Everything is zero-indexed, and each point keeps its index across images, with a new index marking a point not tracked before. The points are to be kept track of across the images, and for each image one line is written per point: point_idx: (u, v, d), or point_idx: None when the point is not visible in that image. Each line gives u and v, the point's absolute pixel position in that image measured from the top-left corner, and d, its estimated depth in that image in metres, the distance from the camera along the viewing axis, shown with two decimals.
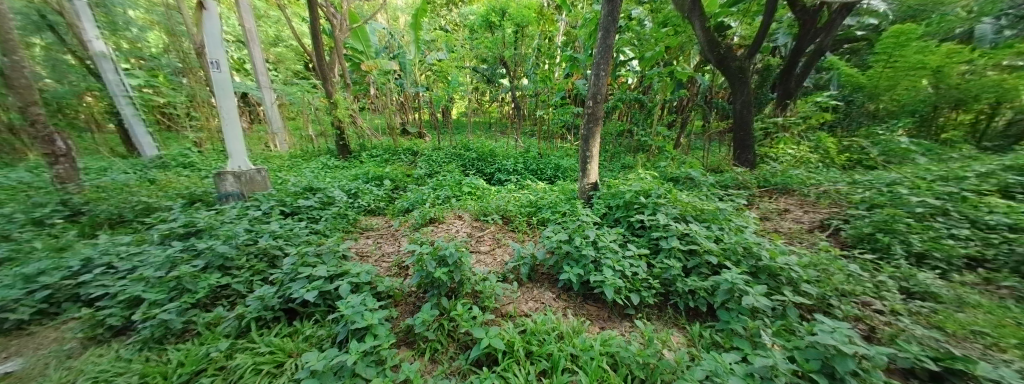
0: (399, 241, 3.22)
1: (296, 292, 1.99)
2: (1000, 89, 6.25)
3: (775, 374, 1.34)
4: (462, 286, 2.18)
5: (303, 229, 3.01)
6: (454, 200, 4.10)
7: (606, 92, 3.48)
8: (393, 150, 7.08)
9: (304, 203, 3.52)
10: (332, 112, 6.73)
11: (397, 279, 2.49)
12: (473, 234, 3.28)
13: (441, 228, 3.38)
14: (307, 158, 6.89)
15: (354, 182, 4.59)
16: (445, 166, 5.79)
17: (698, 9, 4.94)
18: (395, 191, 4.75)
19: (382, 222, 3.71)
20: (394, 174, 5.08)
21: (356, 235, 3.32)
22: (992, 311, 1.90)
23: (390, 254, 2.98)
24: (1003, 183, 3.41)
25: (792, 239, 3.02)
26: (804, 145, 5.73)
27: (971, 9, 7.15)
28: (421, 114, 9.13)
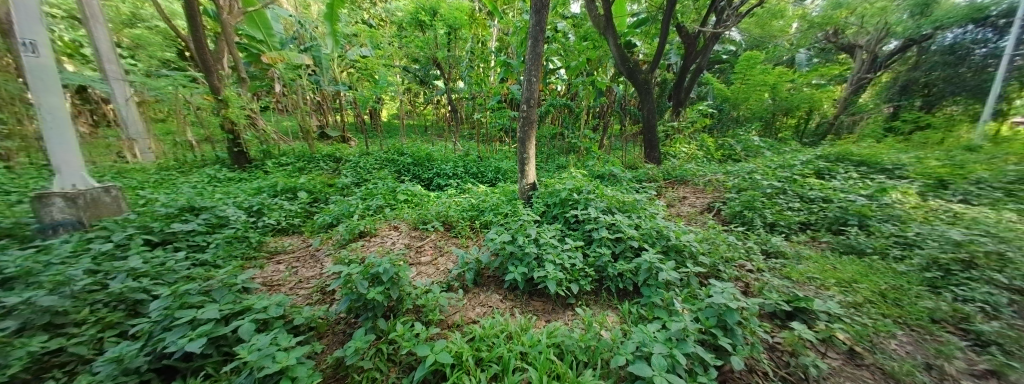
0: (321, 263, 2.87)
1: (172, 345, 1.42)
2: (812, 100, 8.87)
3: (686, 334, 1.60)
4: (400, 303, 2.04)
5: (182, 261, 2.41)
6: (388, 209, 3.87)
7: (538, 97, 3.69)
8: (309, 157, 6.30)
9: (180, 226, 2.82)
10: (220, 112, 5.66)
11: (322, 306, 2.20)
12: (411, 244, 3.14)
13: (374, 243, 3.15)
14: (186, 170, 5.65)
15: (256, 197, 3.94)
16: (375, 172, 5.42)
17: (611, 28, 5.66)
18: (313, 203, 4.24)
19: (297, 244, 3.27)
20: (311, 185, 4.53)
21: (263, 262, 2.86)
22: (817, 260, 2.61)
23: (312, 278, 2.64)
24: (818, 169, 4.71)
25: (689, 220, 3.66)
26: (692, 144, 6.96)
27: (792, 41, 9.76)
28: (342, 116, 8.32)
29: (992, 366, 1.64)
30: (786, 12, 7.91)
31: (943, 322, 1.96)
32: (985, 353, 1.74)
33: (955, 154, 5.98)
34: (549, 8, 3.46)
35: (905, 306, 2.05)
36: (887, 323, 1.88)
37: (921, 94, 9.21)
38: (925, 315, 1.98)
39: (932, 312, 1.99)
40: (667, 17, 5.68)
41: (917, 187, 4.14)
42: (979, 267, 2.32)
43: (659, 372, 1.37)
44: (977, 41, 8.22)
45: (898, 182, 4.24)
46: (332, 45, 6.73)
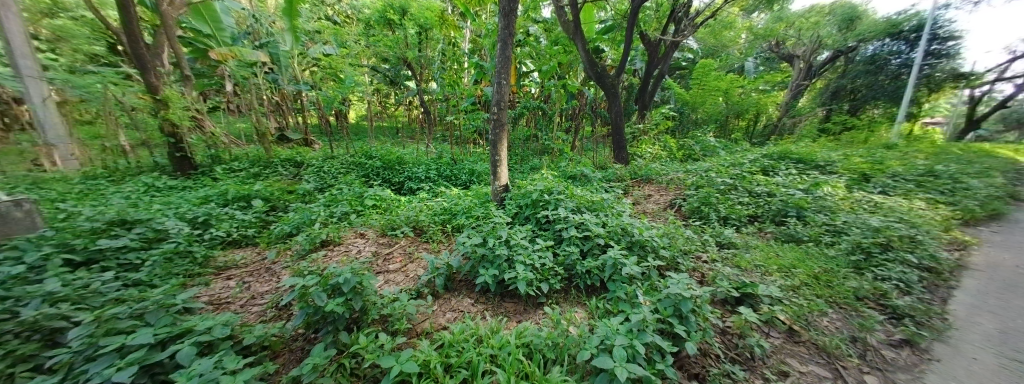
0: (276, 276, 2.68)
1: (95, 377, 1.25)
2: (759, 105, 9.69)
3: (645, 324, 1.66)
4: (365, 314, 1.91)
5: (110, 283, 2.12)
6: (354, 215, 3.71)
7: (509, 99, 3.72)
8: (265, 162, 5.91)
9: (109, 243, 2.50)
10: (160, 114, 5.19)
11: (277, 322, 2.03)
12: (377, 252, 3.02)
13: (337, 252, 3.00)
14: (118, 179, 5.08)
15: (203, 207, 3.63)
16: (340, 177, 5.20)
17: (580, 33, 5.85)
18: (271, 212, 3.96)
19: (250, 257, 3.04)
20: (268, 191, 4.25)
21: (210, 278, 2.62)
22: (762, 248, 2.84)
23: (265, 294, 2.46)
24: (764, 166, 5.12)
25: (654, 216, 3.84)
26: (656, 145, 7.33)
27: (742, 51, 10.60)
28: (304, 118, 7.91)
29: (906, 336, 1.93)
30: (737, 24, 8.58)
31: (865, 298, 2.26)
32: (896, 324, 2.05)
33: (877, 152, 6.77)
34: (517, 12, 3.52)
35: (836, 287, 2.29)
36: (820, 303, 2.11)
37: (848, 99, 10.81)
38: (851, 293, 2.24)
39: (857, 291, 2.26)
40: (630, 23, 5.92)
41: (847, 180, 4.64)
42: (895, 248, 2.74)
43: (619, 363, 1.41)
44: (892, 52, 9.78)
45: (831, 177, 4.73)
46: (291, 42, 6.36)
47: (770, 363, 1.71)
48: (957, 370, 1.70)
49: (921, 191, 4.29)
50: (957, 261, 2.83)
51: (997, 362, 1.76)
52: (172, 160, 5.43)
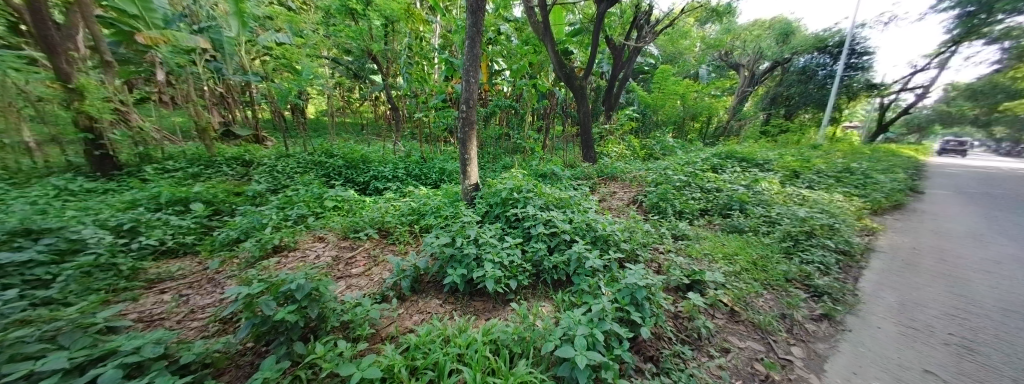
0: (221, 287, 2.45)
1: None
2: (711, 109, 10.49)
3: (604, 314, 1.75)
4: (323, 323, 1.79)
5: (12, 302, 1.75)
6: (313, 218, 3.51)
7: (478, 97, 3.71)
8: (208, 161, 5.42)
9: (11, 257, 2.01)
10: (72, 106, 4.57)
11: (222, 337, 1.85)
12: (338, 257, 2.88)
13: (293, 259, 2.81)
14: (18, 181, 4.35)
15: (131, 211, 3.22)
16: (297, 177, 4.89)
17: (549, 34, 5.99)
18: (215, 216, 3.60)
19: (189, 269, 2.71)
20: (212, 192, 3.87)
21: (141, 292, 2.32)
22: (710, 239, 3.09)
23: (207, 307, 2.22)
24: (714, 165, 5.55)
25: (618, 212, 4.03)
26: (621, 145, 7.68)
27: (697, 58, 11.36)
28: (254, 112, 7.33)
29: (825, 311, 2.23)
30: (691, 33, 9.24)
31: (793, 280, 2.57)
32: (817, 301, 2.36)
33: (806, 152, 7.64)
34: (485, 10, 3.51)
35: (770, 271, 2.57)
36: (755, 286, 2.38)
37: (784, 104, 12.20)
38: (782, 276, 2.54)
39: (786, 274, 2.57)
40: (597, 27, 6.13)
41: (781, 177, 5.18)
42: (817, 236, 3.12)
43: (580, 351, 1.48)
44: (819, 65, 11.07)
45: (769, 174, 5.25)
46: (237, 27, 5.66)
47: (714, 341, 1.91)
48: (865, 338, 2.00)
49: (839, 185, 4.91)
50: (865, 245, 3.30)
51: (895, 328, 2.08)
52: (89, 159, 4.80)
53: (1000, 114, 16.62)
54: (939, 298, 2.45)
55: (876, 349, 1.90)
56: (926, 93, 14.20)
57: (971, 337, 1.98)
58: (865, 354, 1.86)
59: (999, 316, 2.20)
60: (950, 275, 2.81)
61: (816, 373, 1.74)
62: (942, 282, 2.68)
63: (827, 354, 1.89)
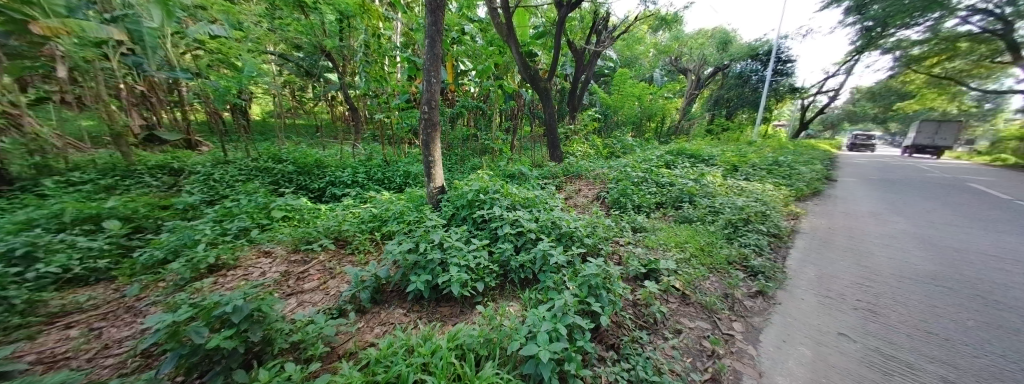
0: (144, 315, 2.14)
1: None
2: (665, 110, 11.22)
3: (567, 309, 1.79)
4: (270, 345, 1.65)
5: None
6: (260, 230, 3.22)
7: (440, 98, 3.63)
8: (128, 171, 4.78)
9: None
10: None
11: (143, 374, 1.61)
12: (288, 272, 2.65)
13: (234, 277, 2.55)
14: None
15: (23, 233, 2.72)
16: (239, 185, 4.46)
17: (513, 35, 6.02)
18: (136, 233, 3.17)
19: (103, 298, 2.34)
20: (133, 207, 3.41)
21: (39, 328, 1.96)
22: (667, 230, 3.29)
23: (125, 341, 1.93)
24: (668, 161, 5.92)
25: (582, 209, 4.17)
26: (585, 144, 7.94)
27: (650, 63, 12.10)
28: (183, 113, 6.60)
29: (764, 292, 2.46)
30: (644, 39, 9.95)
31: (734, 263, 2.83)
32: (753, 280, 2.62)
33: (743, 147, 8.48)
34: (445, 8, 3.45)
35: (715, 256, 2.81)
36: (702, 270, 2.59)
37: (726, 106, 13.35)
38: (725, 260, 2.78)
39: (730, 261, 2.80)
40: (558, 30, 6.26)
41: (724, 171, 5.66)
42: (756, 224, 3.43)
43: (543, 347, 1.50)
44: (752, 71, 12.32)
45: (714, 168, 5.72)
46: (161, 17, 5.01)
47: (669, 324, 2.03)
48: (792, 310, 2.26)
49: (770, 176, 5.50)
50: (792, 228, 3.72)
51: (815, 299, 2.37)
52: None
53: (890, 113, 19.77)
54: (850, 269, 2.83)
55: (800, 318, 2.16)
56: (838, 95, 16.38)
57: (874, 301, 2.32)
58: (792, 323, 2.12)
59: (894, 281, 2.60)
60: (858, 250, 3.26)
61: (753, 344, 1.93)
62: (852, 256, 3.10)
63: (763, 326, 2.10)
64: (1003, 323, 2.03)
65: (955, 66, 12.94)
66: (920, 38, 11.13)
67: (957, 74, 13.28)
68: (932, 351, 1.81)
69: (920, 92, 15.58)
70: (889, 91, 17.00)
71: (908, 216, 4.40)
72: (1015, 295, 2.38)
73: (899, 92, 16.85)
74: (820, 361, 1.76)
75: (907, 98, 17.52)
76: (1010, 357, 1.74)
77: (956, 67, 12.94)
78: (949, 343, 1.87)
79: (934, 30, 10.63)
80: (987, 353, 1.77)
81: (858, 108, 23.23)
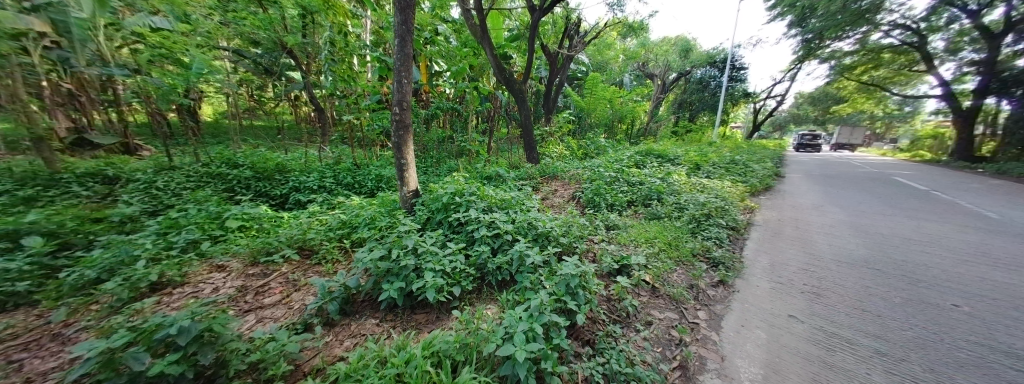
0: (72, 344, 1.88)
1: None
2: (635, 112, 11.67)
3: (543, 308, 1.79)
4: (224, 368, 1.53)
5: None
6: (214, 243, 2.98)
7: (412, 99, 3.54)
8: (53, 179, 4.26)
9: None
10: None
11: None
12: (246, 287, 2.46)
13: (182, 295, 2.33)
14: None
15: None
16: (188, 194, 4.10)
17: (487, 37, 6.01)
18: (61, 250, 2.81)
19: (23, 325, 2.02)
20: (57, 220, 3.02)
21: None
22: (638, 226, 3.41)
23: (50, 373, 1.67)
24: (638, 161, 6.16)
25: (558, 209, 4.23)
26: (561, 145, 8.07)
27: (620, 67, 12.55)
28: (120, 113, 5.99)
29: (726, 282, 2.61)
30: (613, 44, 10.57)
31: (698, 255, 2.99)
32: (715, 270, 2.78)
33: (705, 147, 9.01)
34: (415, 7, 3.38)
35: (681, 250, 2.95)
36: (669, 264, 2.71)
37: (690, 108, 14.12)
38: (691, 255, 2.92)
39: (694, 255, 2.95)
40: (532, 34, 6.33)
41: (689, 169, 5.97)
42: (718, 220, 3.63)
43: (520, 347, 1.50)
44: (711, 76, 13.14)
45: (679, 167, 6.02)
46: (91, 6, 4.47)
47: (640, 317, 2.11)
48: (748, 296, 2.43)
49: (728, 174, 5.88)
50: (749, 221, 3.99)
51: (769, 285, 2.57)
52: None
53: (828, 115, 21.93)
54: (798, 257, 3.08)
55: (756, 303, 2.33)
56: (785, 98, 17.90)
57: (818, 285, 2.55)
58: (749, 308, 2.27)
59: (835, 266, 2.86)
60: (805, 238, 3.56)
61: (715, 330, 2.05)
62: (799, 244, 3.39)
63: (724, 313, 2.23)
64: (923, 298, 2.30)
65: (880, 73, 14.46)
66: (851, 49, 12.68)
67: (881, 81, 14.94)
68: (867, 326, 2.01)
69: (852, 96, 17.40)
70: (828, 96, 18.79)
71: (845, 206, 4.88)
72: (932, 273, 2.69)
73: (837, 97, 18.68)
74: (773, 342, 1.91)
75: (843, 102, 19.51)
76: (930, 328, 1.97)
77: (881, 75, 14.58)
78: (881, 318, 2.08)
79: (861, 42, 12.25)
80: (913, 326, 1.99)
81: (802, 110, 25.52)
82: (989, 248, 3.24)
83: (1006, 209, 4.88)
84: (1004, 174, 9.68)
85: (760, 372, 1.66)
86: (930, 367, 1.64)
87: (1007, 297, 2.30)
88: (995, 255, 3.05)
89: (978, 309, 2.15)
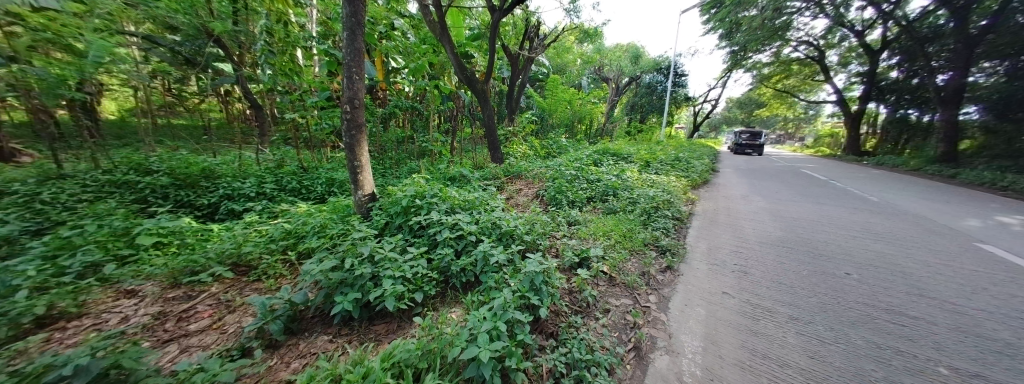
0: None
1: None
2: (592, 113, 12.13)
3: (507, 307, 1.77)
4: None
5: None
6: (123, 265, 2.55)
7: (364, 97, 3.32)
8: None
9: None
10: None
11: None
12: (165, 313, 2.14)
13: (79, 329, 1.95)
14: None
15: None
16: (85, 208, 3.46)
17: (447, 34, 5.83)
18: None
19: None
20: None
21: None
22: (598, 220, 3.53)
23: None
24: (596, 160, 6.41)
25: (522, 208, 4.25)
26: (524, 145, 8.11)
27: (579, 69, 12.96)
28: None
29: (672, 266, 2.80)
30: (571, 48, 10.93)
31: (649, 245, 3.18)
32: (663, 257, 2.98)
33: (653, 146, 9.67)
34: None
35: (634, 240, 3.11)
36: (624, 254, 2.85)
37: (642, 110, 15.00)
38: (642, 244, 3.10)
39: (647, 247, 3.12)
40: (494, 34, 6.25)
41: (640, 166, 6.34)
42: (668, 215, 3.88)
43: (484, 347, 1.47)
44: None
45: (631, 164, 6.38)
46: None
47: (599, 306, 2.18)
48: (689, 276, 2.64)
49: (674, 170, 6.36)
50: (690, 212, 4.35)
51: (705, 266, 2.82)
52: None
53: (752, 118, 24.85)
54: (730, 240, 3.42)
55: (695, 282, 2.54)
56: (718, 102, 19.83)
57: (745, 263, 2.85)
58: (689, 288, 2.47)
59: (759, 246, 3.22)
60: (736, 224, 3.96)
61: (662, 310, 2.19)
62: (731, 229, 3.76)
63: (669, 294, 2.40)
64: (823, 269, 2.69)
65: (790, 82, 16.75)
66: (768, 61, 14.40)
67: (791, 89, 17.15)
68: (783, 296, 2.30)
69: (770, 102, 19.84)
70: (751, 101, 21.24)
71: (766, 195, 5.52)
72: (833, 248, 3.14)
73: (758, 102, 21.19)
74: (711, 316, 2.09)
75: (762, 106, 22.20)
76: (832, 294, 2.29)
77: (790, 83, 16.77)
78: (793, 287, 2.40)
79: (776, 55, 13.98)
80: (818, 293, 2.31)
81: (732, 113, 28.54)
82: (875, 225, 3.84)
83: (884, 193, 5.89)
84: (881, 165, 11.65)
85: (700, 345, 1.82)
86: (831, 326, 1.92)
87: (887, 264, 2.75)
88: (884, 231, 3.61)
89: (864, 275, 2.55)
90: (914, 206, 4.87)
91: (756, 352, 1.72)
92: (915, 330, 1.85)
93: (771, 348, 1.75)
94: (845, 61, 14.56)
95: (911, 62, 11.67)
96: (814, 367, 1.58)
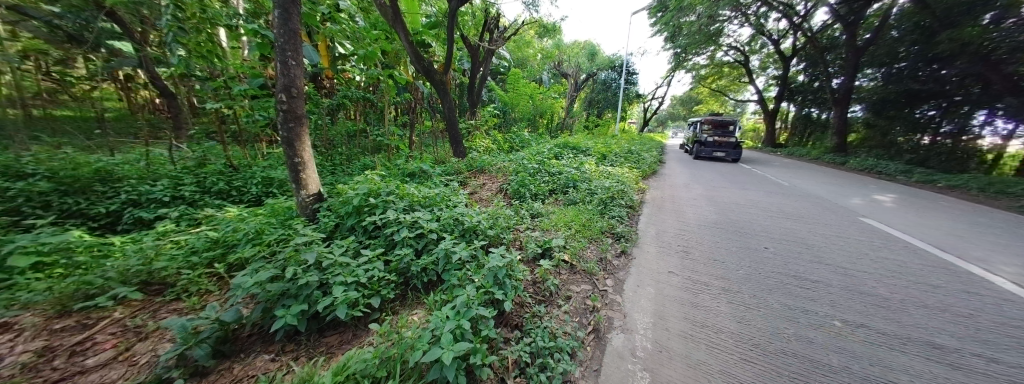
0: None
1: None
2: (552, 108, 12.29)
3: (470, 304, 1.71)
4: None
5: None
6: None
7: (303, 85, 3.00)
8: None
9: None
10: None
11: None
12: (52, 348, 1.76)
13: None
14: None
15: None
16: None
17: (401, 20, 5.48)
18: None
19: None
20: None
21: None
22: (559, 212, 3.58)
23: None
24: (557, 153, 6.53)
25: (484, 203, 4.17)
26: (486, 139, 7.99)
27: (539, 63, 13.01)
28: None
29: (625, 251, 2.94)
30: (531, 42, 10.88)
31: (605, 232, 3.30)
32: (618, 243, 3.12)
33: (609, 140, 10.09)
34: None
35: (592, 229, 3.21)
36: (583, 242, 2.93)
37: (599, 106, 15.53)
38: (600, 233, 3.20)
39: (606, 236, 3.22)
40: (450, 23, 5.99)
41: (597, 159, 6.58)
42: (622, 206, 4.06)
43: (447, 348, 1.39)
44: None
45: (589, 157, 6.59)
46: None
47: (561, 294, 2.20)
48: (641, 259, 2.79)
49: (627, 162, 6.70)
50: (641, 201, 4.60)
51: (654, 249, 3.00)
52: None
53: (694, 114, 27.05)
54: (675, 224, 3.67)
55: (644, 264, 2.69)
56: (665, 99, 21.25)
57: (688, 244, 3.08)
58: (640, 269, 2.61)
59: (699, 228, 3.51)
60: (681, 209, 4.26)
61: (616, 292, 2.29)
62: (676, 214, 4.05)
63: (621, 276, 2.52)
64: (749, 244, 3.00)
65: (722, 83, 18.40)
66: (705, 63, 15.66)
67: (723, 89, 18.89)
68: (718, 270, 2.52)
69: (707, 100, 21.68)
70: (691, 98, 23.05)
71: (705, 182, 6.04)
72: (758, 226, 3.52)
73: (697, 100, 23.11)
74: (658, 293, 2.23)
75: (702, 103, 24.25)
76: (757, 265, 2.57)
77: (722, 84, 18.43)
78: (724, 262, 2.65)
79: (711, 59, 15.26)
80: (745, 265, 2.58)
81: (677, 109, 30.77)
82: (793, 205, 4.37)
83: (796, 178, 6.75)
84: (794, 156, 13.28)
85: (650, 320, 1.92)
86: (756, 293, 2.15)
87: (799, 238, 3.15)
88: (801, 211, 4.12)
89: (779, 248, 2.90)
90: (818, 189, 5.64)
91: (696, 321, 1.86)
92: (818, 292, 2.13)
93: (708, 316, 1.91)
94: (764, 66, 16.32)
95: (814, 67, 13.47)
96: (742, 330, 1.75)
